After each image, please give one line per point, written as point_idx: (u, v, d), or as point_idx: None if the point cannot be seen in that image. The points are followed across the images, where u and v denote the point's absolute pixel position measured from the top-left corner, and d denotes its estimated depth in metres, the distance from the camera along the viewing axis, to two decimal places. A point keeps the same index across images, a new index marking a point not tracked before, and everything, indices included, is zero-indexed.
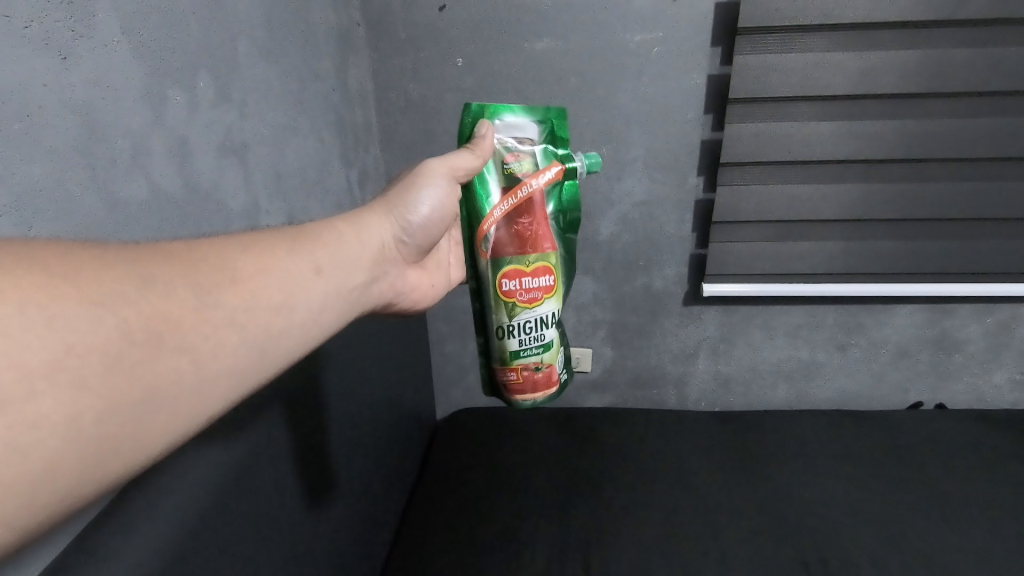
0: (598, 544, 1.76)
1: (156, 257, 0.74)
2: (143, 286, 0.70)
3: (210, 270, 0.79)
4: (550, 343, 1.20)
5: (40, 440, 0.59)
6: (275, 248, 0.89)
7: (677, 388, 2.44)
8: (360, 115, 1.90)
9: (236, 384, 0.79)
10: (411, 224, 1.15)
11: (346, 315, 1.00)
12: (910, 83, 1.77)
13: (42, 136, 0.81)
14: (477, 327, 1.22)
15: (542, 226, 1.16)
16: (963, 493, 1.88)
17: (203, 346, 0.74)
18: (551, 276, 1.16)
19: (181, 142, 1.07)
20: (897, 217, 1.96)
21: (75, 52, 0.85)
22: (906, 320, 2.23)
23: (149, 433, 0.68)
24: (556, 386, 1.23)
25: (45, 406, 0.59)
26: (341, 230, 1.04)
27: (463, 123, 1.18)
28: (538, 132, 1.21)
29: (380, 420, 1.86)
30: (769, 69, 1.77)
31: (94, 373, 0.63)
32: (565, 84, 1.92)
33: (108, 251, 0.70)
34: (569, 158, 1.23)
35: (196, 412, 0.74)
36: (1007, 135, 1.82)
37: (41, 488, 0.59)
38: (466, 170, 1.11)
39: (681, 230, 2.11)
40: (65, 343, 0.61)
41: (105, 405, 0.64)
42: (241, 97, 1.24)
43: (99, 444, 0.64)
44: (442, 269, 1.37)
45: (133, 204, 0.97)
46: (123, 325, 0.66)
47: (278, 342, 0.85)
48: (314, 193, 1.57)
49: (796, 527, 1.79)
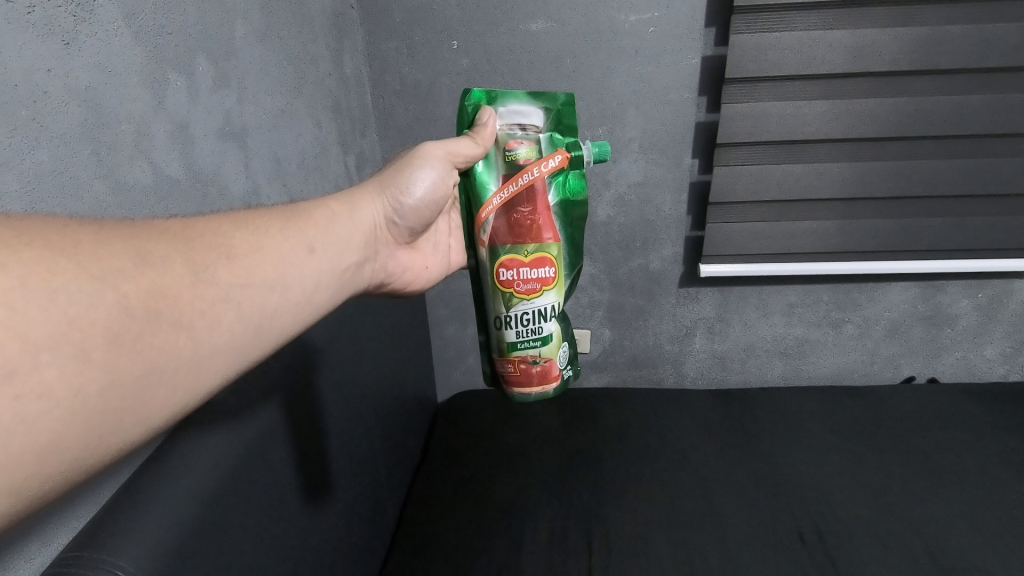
0: (599, 519, 1.81)
1: (153, 235, 0.75)
2: (141, 261, 0.71)
3: (205, 247, 0.80)
4: (549, 337, 1.19)
5: (44, 413, 0.58)
6: (267, 227, 0.91)
7: (674, 367, 2.48)
8: (356, 99, 1.91)
9: (232, 362, 0.80)
10: (402, 206, 1.18)
11: (337, 294, 1.02)
12: (904, 60, 1.78)
13: (48, 121, 0.83)
14: (480, 316, 1.25)
15: (542, 216, 1.15)
16: (953, 464, 1.93)
17: (202, 321, 0.75)
18: (550, 267, 1.15)
19: (182, 127, 1.08)
20: (890, 195, 1.98)
21: (76, 37, 0.87)
22: (899, 297, 2.26)
23: (149, 408, 0.68)
24: (556, 381, 1.23)
25: (48, 378, 0.59)
26: (333, 209, 1.07)
27: (465, 110, 1.22)
28: (543, 119, 1.20)
29: (383, 402, 1.90)
30: (764, 49, 1.77)
31: (95, 346, 0.63)
32: (561, 66, 1.92)
33: (103, 228, 0.71)
34: (576, 146, 1.21)
35: (195, 389, 0.74)
36: (999, 112, 1.84)
37: (44, 461, 0.59)
38: (467, 157, 1.14)
39: (677, 211, 2.13)
40: (68, 315, 0.61)
41: (107, 378, 0.64)
42: (239, 82, 1.25)
43: (102, 418, 0.63)
44: (440, 251, 1.39)
45: (137, 188, 0.98)
46: (123, 299, 0.67)
47: (274, 321, 0.86)
48: (313, 178, 1.59)
49: (791, 499, 1.84)
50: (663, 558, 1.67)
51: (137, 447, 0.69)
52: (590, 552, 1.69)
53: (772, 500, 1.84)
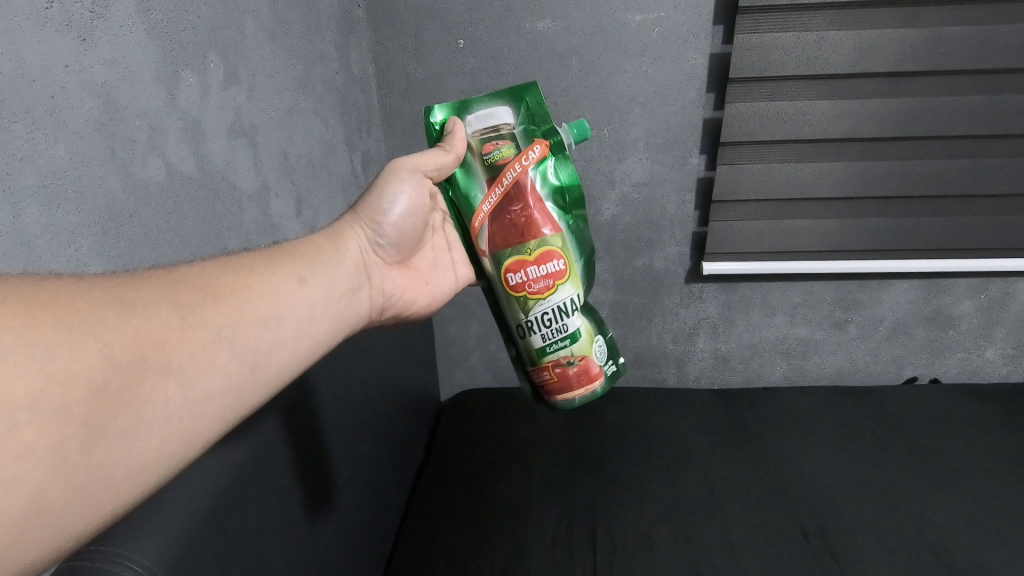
0: (603, 516, 1.81)
1: (135, 284, 0.78)
2: (123, 311, 0.74)
3: (191, 290, 0.82)
4: (576, 333, 1.18)
5: (26, 473, 0.61)
6: (255, 264, 0.93)
7: (677, 366, 2.48)
8: (362, 98, 1.91)
9: (227, 403, 0.82)
10: (383, 225, 1.16)
11: (338, 325, 1.02)
12: (908, 60, 1.78)
13: (64, 119, 0.84)
14: (505, 330, 1.26)
15: (536, 209, 1.15)
16: (956, 463, 1.94)
17: (188, 367, 0.77)
18: (557, 260, 1.15)
19: (195, 124, 1.09)
20: (893, 194, 1.98)
21: (93, 33, 0.88)
22: (902, 297, 2.26)
23: (137, 459, 0.71)
24: (597, 377, 1.21)
25: (29, 436, 0.62)
26: (322, 243, 1.08)
27: (430, 126, 1.23)
28: (512, 114, 1.20)
29: (387, 400, 1.91)
30: (769, 49, 1.78)
31: (77, 401, 0.66)
32: (566, 65, 1.93)
33: (85, 281, 0.75)
34: (553, 134, 1.21)
35: (187, 436, 0.77)
36: (1003, 112, 1.84)
37: (31, 520, 0.62)
38: (436, 165, 1.16)
39: (681, 210, 2.13)
40: (47, 371, 0.64)
41: (88, 433, 0.67)
42: (249, 80, 1.26)
43: (86, 474, 0.67)
44: (442, 268, 1.32)
45: (152, 185, 0.99)
46: (105, 349, 0.70)
47: (269, 357, 0.88)
48: (320, 176, 1.59)
49: (795, 498, 1.85)
50: (667, 556, 1.67)
51: (131, 501, 0.73)
52: (593, 550, 1.70)
53: (776, 499, 1.85)
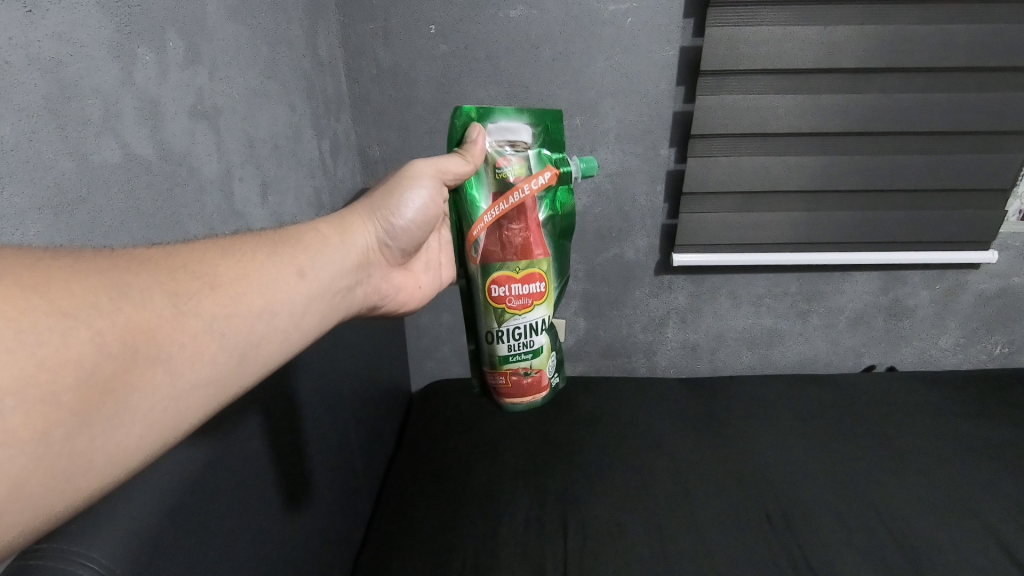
0: (575, 504, 1.83)
1: (132, 266, 0.76)
2: (119, 296, 0.71)
3: (188, 277, 0.80)
4: (540, 350, 1.22)
5: (8, 460, 0.59)
6: (254, 253, 0.92)
7: (646, 356, 2.51)
8: (330, 82, 1.86)
9: (214, 393, 0.81)
10: (393, 227, 1.18)
11: (328, 318, 1.02)
12: (872, 56, 1.83)
13: (10, 94, 0.79)
14: (471, 331, 1.26)
15: (534, 233, 1.15)
16: (910, 448, 2.02)
17: (178, 358, 0.75)
18: (542, 284, 1.16)
19: (153, 105, 1.04)
20: (855, 188, 2.04)
21: (41, 5, 0.83)
22: (862, 287, 2.33)
23: (121, 447, 0.70)
24: (545, 390, 1.27)
25: (12, 424, 0.59)
26: (324, 233, 1.07)
27: (454, 126, 1.20)
28: (532, 136, 1.19)
29: (357, 391, 1.88)
30: (740, 42, 1.80)
31: (64, 389, 0.64)
32: (539, 54, 1.92)
33: (80, 260, 0.72)
34: (563, 163, 1.21)
35: (172, 425, 0.75)
36: (958, 110, 1.91)
37: (7, 508, 0.60)
38: (455, 174, 1.14)
39: (652, 201, 2.15)
40: (36, 357, 0.62)
41: (73, 421, 0.64)
42: (211, 59, 1.21)
43: (67, 461, 0.65)
44: (431, 270, 1.39)
45: (107, 167, 0.95)
46: (97, 337, 0.67)
47: (258, 349, 0.87)
48: (287, 161, 1.55)
49: (760, 483, 1.90)
50: (637, 543, 1.70)
51: (110, 488, 0.71)
52: (566, 537, 1.72)
53: (742, 485, 1.89)
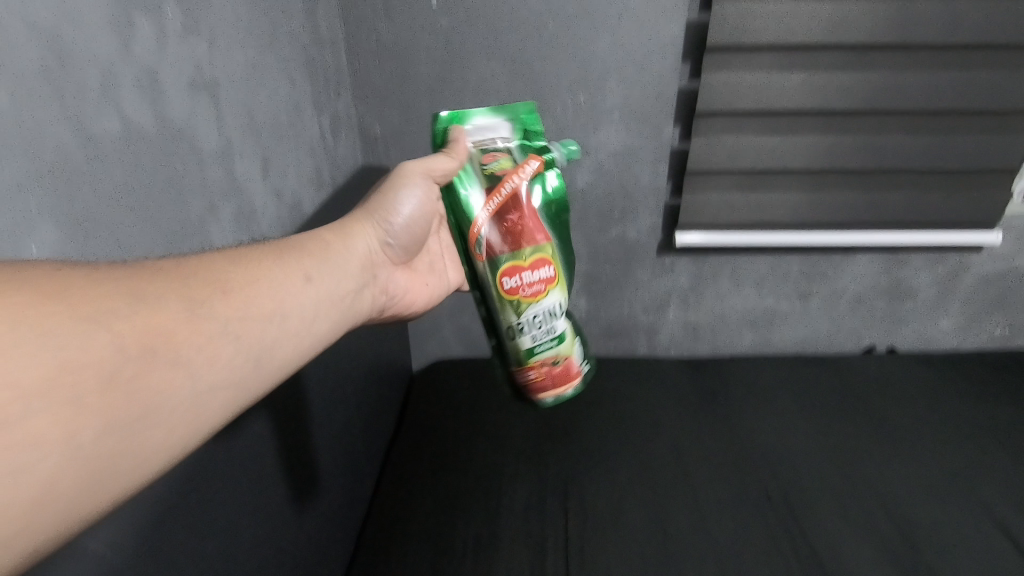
0: (574, 485, 1.85)
1: (147, 273, 0.77)
2: (134, 301, 0.73)
3: (198, 281, 0.82)
4: (563, 335, 1.24)
5: (38, 461, 0.61)
6: (262, 259, 0.93)
7: (648, 336, 2.51)
8: (329, 55, 1.83)
9: (233, 396, 0.82)
10: (393, 227, 1.19)
11: (339, 321, 1.04)
12: (880, 31, 1.79)
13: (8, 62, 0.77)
14: (492, 332, 1.29)
15: (531, 220, 1.20)
16: (908, 429, 2.03)
17: (196, 358, 0.77)
18: (550, 268, 1.20)
19: (152, 77, 1.03)
20: (861, 167, 2.02)
21: None
22: (865, 268, 2.33)
23: (144, 449, 0.71)
24: (578, 377, 1.29)
25: (40, 425, 0.61)
26: (328, 239, 1.08)
27: (436, 132, 1.32)
28: (509, 130, 1.34)
29: (359, 371, 1.88)
30: (748, 16, 1.77)
31: (88, 390, 0.65)
32: (542, 27, 1.89)
33: (100, 268, 0.74)
34: (545, 151, 1.29)
35: (193, 427, 0.77)
36: (964, 90, 1.89)
37: (40, 509, 0.62)
38: (444, 171, 1.20)
39: (654, 180, 2.14)
40: (61, 360, 0.64)
41: (100, 422, 0.66)
42: (211, 31, 1.19)
43: (93, 463, 0.66)
44: (437, 272, 1.38)
45: (108, 140, 0.94)
46: (117, 341, 0.69)
47: (272, 351, 0.88)
48: (286, 137, 1.52)
49: (758, 463, 1.91)
50: (633, 524, 1.71)
51: (135, 488, 0.72)
52: (566, 516, 1.74)
53: (741, 468, 1.90)
